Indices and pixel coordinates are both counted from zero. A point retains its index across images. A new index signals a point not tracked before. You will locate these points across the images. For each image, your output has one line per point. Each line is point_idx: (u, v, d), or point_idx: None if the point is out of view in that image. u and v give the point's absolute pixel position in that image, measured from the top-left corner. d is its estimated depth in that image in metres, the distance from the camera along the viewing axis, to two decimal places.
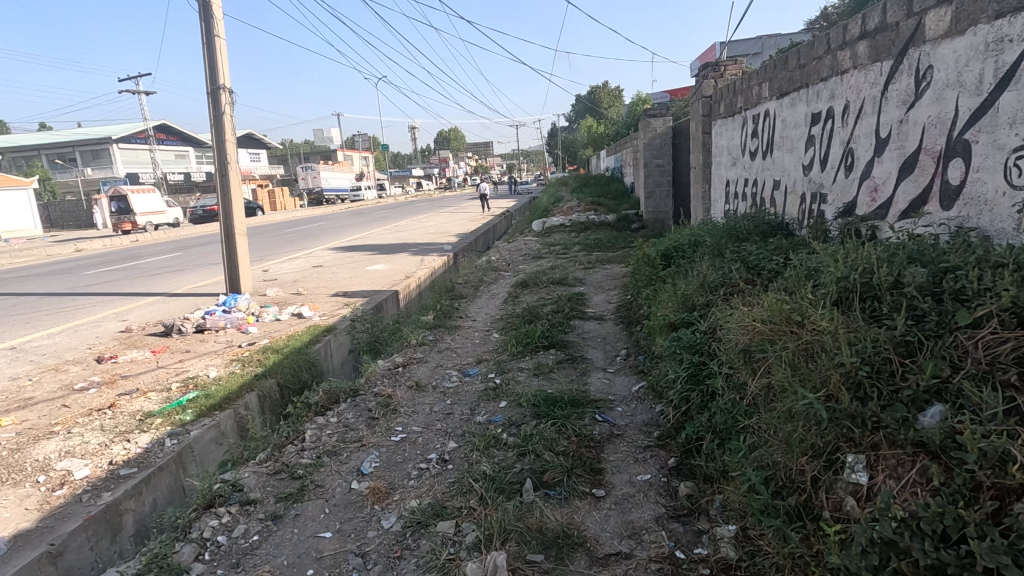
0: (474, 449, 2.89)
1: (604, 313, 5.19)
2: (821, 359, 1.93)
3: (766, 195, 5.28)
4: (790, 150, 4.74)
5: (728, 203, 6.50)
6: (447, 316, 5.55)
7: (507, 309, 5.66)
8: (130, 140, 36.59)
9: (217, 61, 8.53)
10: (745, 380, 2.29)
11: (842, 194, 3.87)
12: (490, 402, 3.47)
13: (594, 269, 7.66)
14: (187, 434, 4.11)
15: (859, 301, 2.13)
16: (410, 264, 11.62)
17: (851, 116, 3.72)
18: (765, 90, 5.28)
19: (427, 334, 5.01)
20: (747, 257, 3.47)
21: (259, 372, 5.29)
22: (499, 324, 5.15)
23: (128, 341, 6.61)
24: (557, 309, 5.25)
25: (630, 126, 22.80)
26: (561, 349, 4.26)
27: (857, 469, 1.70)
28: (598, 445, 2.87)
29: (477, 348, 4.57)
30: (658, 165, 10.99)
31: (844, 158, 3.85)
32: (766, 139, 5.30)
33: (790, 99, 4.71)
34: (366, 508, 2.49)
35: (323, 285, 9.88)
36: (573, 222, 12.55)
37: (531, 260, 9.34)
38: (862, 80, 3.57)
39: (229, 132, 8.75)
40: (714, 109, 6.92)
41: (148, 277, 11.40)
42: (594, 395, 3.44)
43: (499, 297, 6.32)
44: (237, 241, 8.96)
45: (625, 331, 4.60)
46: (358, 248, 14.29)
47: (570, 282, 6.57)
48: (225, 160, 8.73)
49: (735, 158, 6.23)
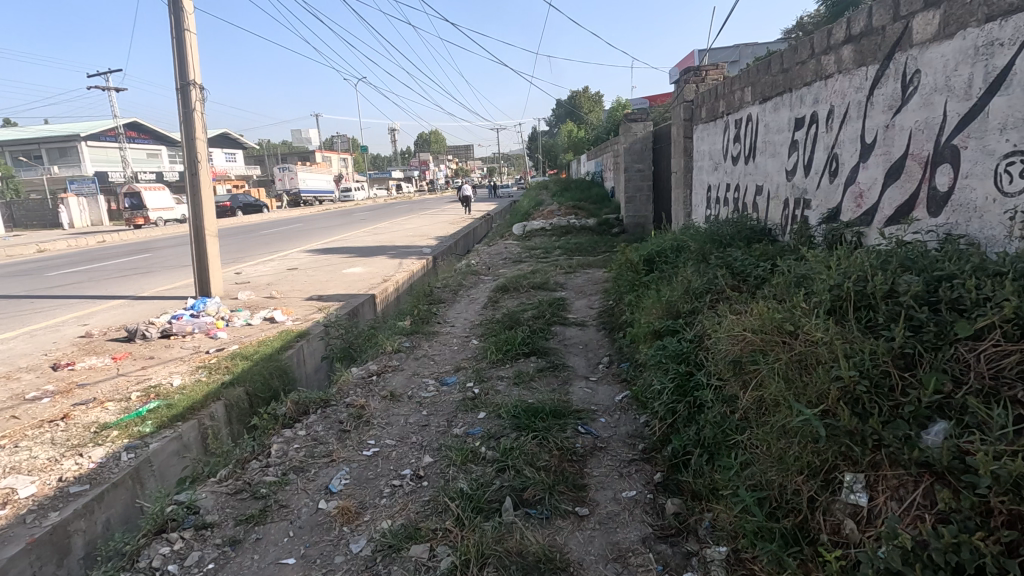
0: (450, 464, 2.75)
1: (586, 318, 5.09)
2: (817, 372, 1.83)
3: (749, 200, 5.24)
4: (773, 155, 4.70)
5: (709, 208, 6.46)
6: (424, 322, 5.38)
7: (486, 314, 5.53)
8: (99, 138, 35.53)
9: (187, 57, 8.24)
10: (735, 393, 2.19)
11: (827, 200, 3.83)
12: (468, 413, 3.33)
13: (574, 273, 7.57)
14: (146, 447, 3.87)
15: (853, 310, 2.04)
16: (388, 266, 11.41)
17: (836, 121, 3.67)
18: (748, 95, 5.24)
19: (403, 341, 4.84)
20: (733, 263, 3.39)
21: (227, 380, 5.06)
22: (478, 330, 5.01)
23: (88, 347, 6.29)
24: (538, 314, 5.13)
25: (610, 132, 22.91)
26: (542, 357, 4.13)
27: (856, 489, 1.62)
28: (581, 459, 2.75)
29: (455, 356, 4.41)
30: (638, 170, 10.98)
31: (828, 164, 3.80)
32: (748, 144, 5.27)
33: (773, 103, 4.66)
34: (334, 531, 2.32)
35: (297, 288, 9.61)
36: (554, 226, 12.47)
37: (511, 264, 9.21)
38: (847, 84, 3.52)
39: (199, 130, 8.46)
40: (696, 113, 6.89)
41: (114, 279, 10.97)
42: (576, 405, 3.31)
43: (479, 302, 6.17)
44: (208, 242, 8.65)
45: (607, 337, 4.50)
46: (334, 250, 13.99)
47: (551, 287, 6.46)
48: (195, 159, 8.44)
49: (716, 163, 6.20)
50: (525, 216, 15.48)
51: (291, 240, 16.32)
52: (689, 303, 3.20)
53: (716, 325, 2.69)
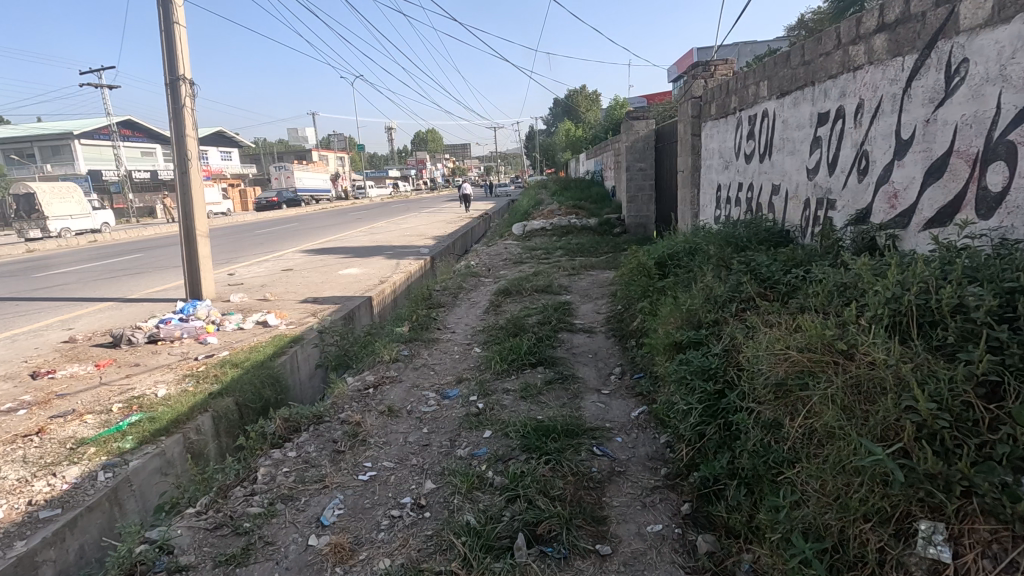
0: (455, 492, 2.50)
1: (593, 324, 4.84)
2: (884, 401, 1.60)
3: (764, 200, 5.00)
4: (792, 153, 4.47)
5: (719, 208, 6.23)
6: (423, 328, 5.12)
7: (489, 319, 5.27)
8: (93, 137, 35.13)
9: (177, 51, 7.96)
10: (778, 418, 1.94)
11: (855, 201, 3.59)
12: (472, 431, 3.07)
13: (579, 275, 7.31)
14: (125, 465, 3.60)
15: (915, 327, 1.80)
16: (385, 267, 11.14)
17: (866, 115, 3.43)
18: (763, 89, 5.00)
19: (402, 349, 4.58)
20: (758, 269, 3.15)
21: (215, 390, 4.79)
22: (481, 337, 4.76)
23: (71, 353, 6.01)
24: (543, 320, 4.88)
25: (609, 131, 22.66)
26: (549, 367, 3.88)
27: (937, 541, 1.40)
28: (599, 486, 2.50)
29: (457, 365, 4.16)
30: (640, 169, 10.74)
31: (857, 162, 3.57)
32: (764, 141, 5.03)
33: (793, 97, 4.42)
34: (325, 573, 2.07)
35: (291, 290, 9.33)
36: (554, 225, 12.22)
37: (512, 266, 8.95)
38: (879, 76, 3.28)
39: (190, 127, 8.17)
40: (704, 109, 6.65)
41: (102, 280, 10.67)
42: (589, 422, 3.06)
43: (480, 306, 5.91)
44: (199, 243, 8.37)
45: (617, 345, 4.25)
46: (330, 250, 13.70)
47: (555, 290, 6.21)
48: (185, 156, 8.14)
49: (727, 161, 5.95)
50: (524, 216, 15.22)
51: (286, 239, 16.03)
52: (712, 312, 2.96)
53: (748, 339, 2.44)
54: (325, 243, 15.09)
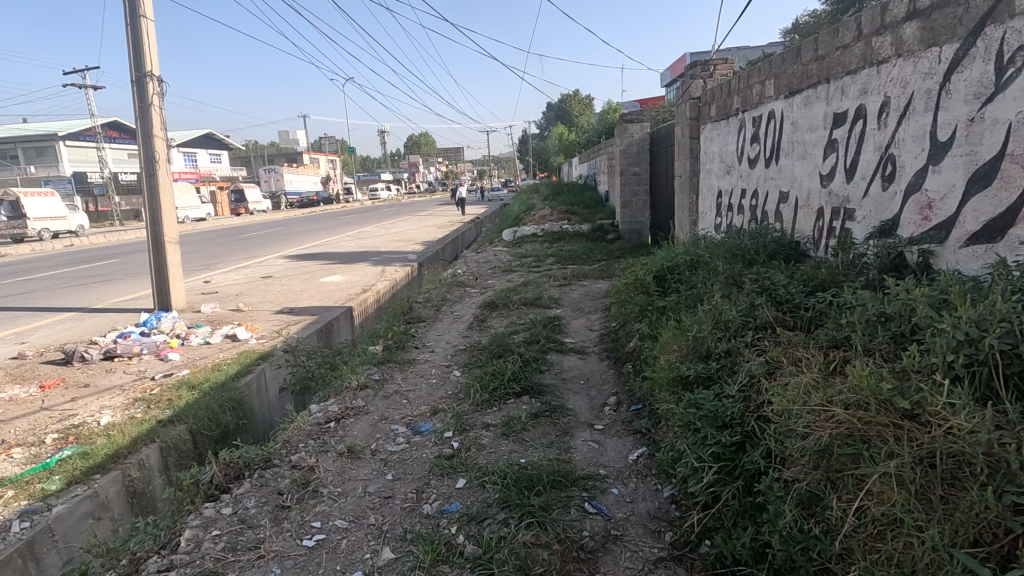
0: (418, 566, 2.06)
1: (585, 344, 4.42)
2: (982, 497, 1.19)
3: (770, 208, 4.61)
4: (802, 157, 4.07)
5: (720, 215, 5.83)
6: (400, 347, 4.67)
7: (472, 337, 4.84)
8: (78, 138, 34.37)
9: (144, 45, 7.49)
10: (820, 494, 1.53)
11: (879, 211, 3.20)
12: (444, 479, 2.63)
13: (570, 286, 6.90)
14: (47, 512, 3.13)
15: (1003, 383, 1.40)
16: (369, 274, 10.68)
17: (892, 115, 3.04)
18: (770, 88, 4.60)
19: (373, 372, 4.13)
20: (773, 290, 2.75)
21: (167, 417, 4.32)
22: (461, 358, 4.32)
23: (16, 372, 5.51)
24: (530, 339, 4.46)
25: (602, 134, 22.39)
26: (537, 397, 3.44)
27: None
28: (591, 558, 2.07)
29: (433, 393, 3.71)
30: (634, 174, 10.37)
31: (880, 167, 3.18)
32: (770, 145, 4.63)
33: (803, 95, 4.03)
34: None
35: (268, 299, 8.85)
36: (546, 231, 11.82)
37: (501, 274, 8.52)
38: (909, 70, 2.89)
39: (158, 126, 7.68)
40: (704, 111, 6.28)
41: (71, 288, 10.15)
42: (580, 470, 2.64)
43: (464, 321, 5.47)
44: (168, 250, 7.88)
45: (613, 370, 3.83)
46: (314, 256, 13.22)
47: (544, 303, 5.79)
48: (153, 157, 7.66)
49: (729, 166, 5.56)
50: (515, 222, 14.81)
51: (269, 244, 15.53)
52: (723, 342, 2.53)
53: (771, 381, 2.02)
54: (310, 248, 14.62)
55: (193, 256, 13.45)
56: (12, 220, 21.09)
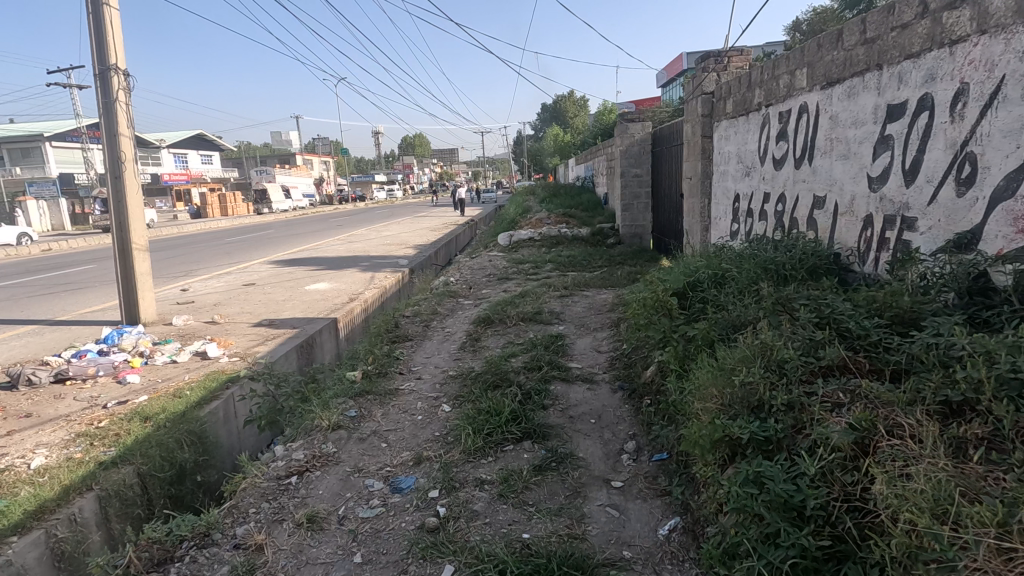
0: None
1: (594, 369, 3.86)
2: None
3: (802, 214, 4.07)
4: (844, 156, 3.54)
5: (737, 221, 5.30)
6: (382, 374, 4.09)
7: (464, 360, 4.29)
8: (64, 138, 33.50)
9: (107, 37, 6.88)
10: None
11: (951, 221, 2.67)
12: (425, 565, 2.07)
13: (571, 297, 6.34)
14: None
15: None
16: (356, 282, 10.09)
17: (972, 106, 2.51)
18: (800, 78, 4.06)
19: (348, 405, 3.56)
20: (835, 321, 2.23)
21: (112, 456, 3.74)
22: (451, 387, 3.76)
23: None
24: (530, 364, 3.90)
25: (598, 135, 21.88)
26: (541, 444, 2.88)
27: None
28: None
29: (417, 435, 3.15)
30: (635, 175, 9.85)
31: (953, 168, 2.64)
32: (800, 143, 4.10)
33: (845, 86, 3.50)
34: None
35: (246, 309, 8.25)
36: (543, 235, 11.27)
37: (496, 283, 7.94)
38: (999, 49, 2.35)
39: (124, 124, 7.09)
40: (718, 108, 5.73)
41: (37, 297, 9.50)
42: (599, 552, 2.09)
43: (456, 340, 4.90)
44: (136, 258, 7.29)
45: (628, 405, 3.27)
46: (300, 261, 12.61)
47: (545, 317, 5.23)
48: (119, 158, 7.06)
49: (749, 166, 5.03)
50: (510, 225, 14.24)
51: (255, 249, 14.94)
52: (780, 389, 2.00)
53: (873, 465, 1.51)
54: (297, 253, 14.03)
55: (175, 262, 12.83)
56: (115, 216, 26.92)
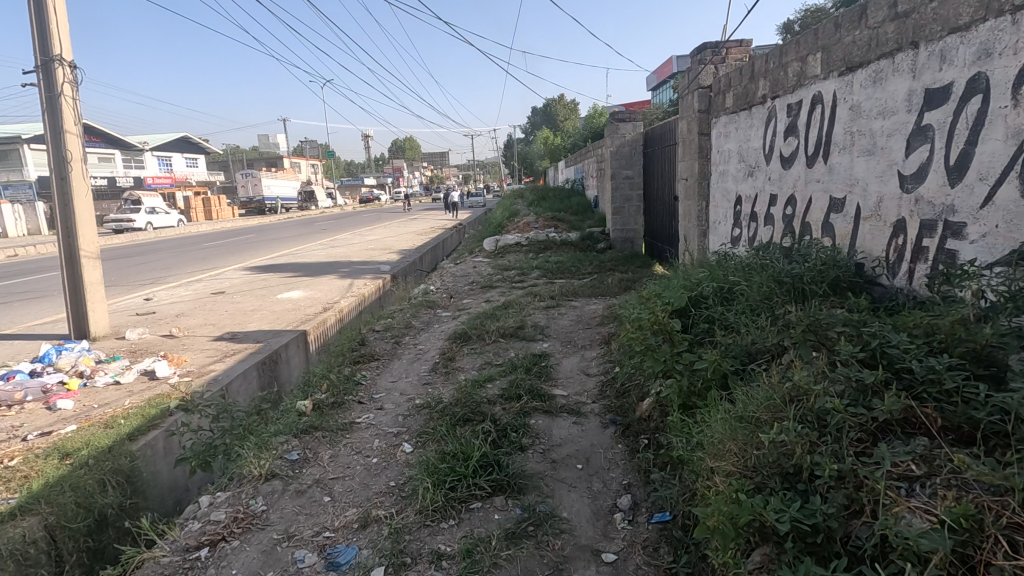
0: None
1: (580, 398, 3.35)
2: None
3: (817, 218, 3.58)
4: (869, 151, 3.05)
5: (739, 226, 4.82)
6: (337, 405, 3.56)
7: (434, 385, 3.77)
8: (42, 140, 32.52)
9: (50, 24, 6.27)
10: None
11: (1014, 227, 2.20)
12: None
13: (558, 308, 5.83)
14: None
15: None
16: (332, 290, 9.52)
17: None
18: (813, 65, 3.59)
19: (290, 445, 3.02)
20: (887, 355, 1.76)
21: (12, 507, 3.17)
22: (415, 421, 3.23)
23: None
24: (507, 391, 3.37)
25: (589, 137, 21.37)
26: (516, 500, 2.36)
27: None
28: None
29: (367, 486, 2.61)
30: (626, 177, 9.38)
31: (1017, 162, 2.17)
32: (813, 137, 3.63)
33: (869, 70, 3.02)
34: None
35: (209, 321, 7.66)
36: (531, 240, 10.76)
37: (478, 292, 7.42)
38: None
39: (70, 120, 6.49)
40: (717, 102, 5.26)
41: None
42: None
43: (428, 360, 4.36)
44: (86, 266, 6.70)
45: (622, 446, 2.76)
46: (276, 268, 11.97)
47: (528, 333, 4.71)
48: (64, 157, 6.47)
49: (752, 165, 4.54)
50: (496, 230, 13.70)
51: (233, 254, 14.33)
52: (826, 455, 1.51)
53: None
54: (276, 258, 13.43)
55: (144, 269, 12.16)
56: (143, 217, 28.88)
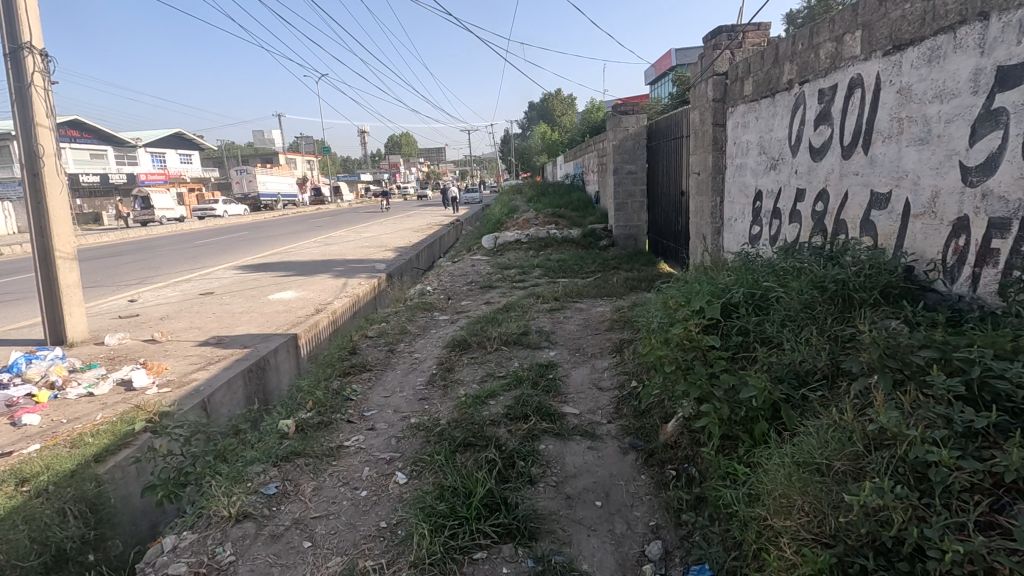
0: None
1: (593, 417, 2.99)
2: None
3: (856, 214, 3.22)
4: (922, 139, 2.69)
5: (760, 223, 4.45)
6: (323, 425, 3.20)
7: (430, 401, 3.41)
8: None
9: (18, 9, 5.86)
10: None
11: None
12: None
13: (562, 311, 5.47)
14: None
15: None
16: (325, 290, 9.14)
17: None
18: (850, 46, 3.24)
19: (267, 475, 2.66)
20: (990, 388, 1.43)
21: None
22: (409, 446, 2.87)
23: None
24: (513, 410, 3.01)
25: (587, 131, 20.93)
26: (528, 549, 2.02)
27: None
28: None
29: (353, 528, 2.25)
30: (629, 172, 9.01)
31: None
32: (850, 125, 3.27)
33: (923, 48, 2.66)
34: None
35: (195, 324, 7.28)
36: (532, 238, 10.39)
37: (477, 293, 7.06)
38: None
39: (42, 112, 6.09)
40: (734, 91, 4.90)
41: None
42: None
43: (424, 371, 4.00)
44: (62, 268, 6.32)
45: (646, 478, 2.41)
46: (268, 267, 11.55)
47: (531, 339, 4.36)
48: (36, 152, 6.07)
49: (776, 157, 4.18)
50: (494, 226, 13.32)
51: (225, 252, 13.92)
52: (938, 528, 1.18)
53: None
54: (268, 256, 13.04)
55: (132, 269, 11.76)
56: (140, 215, 28.54)
